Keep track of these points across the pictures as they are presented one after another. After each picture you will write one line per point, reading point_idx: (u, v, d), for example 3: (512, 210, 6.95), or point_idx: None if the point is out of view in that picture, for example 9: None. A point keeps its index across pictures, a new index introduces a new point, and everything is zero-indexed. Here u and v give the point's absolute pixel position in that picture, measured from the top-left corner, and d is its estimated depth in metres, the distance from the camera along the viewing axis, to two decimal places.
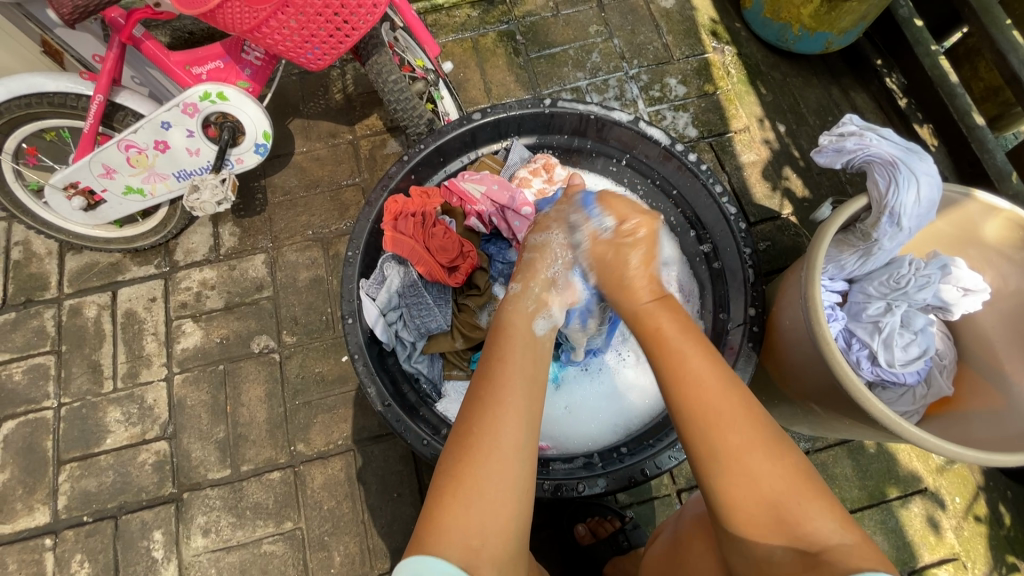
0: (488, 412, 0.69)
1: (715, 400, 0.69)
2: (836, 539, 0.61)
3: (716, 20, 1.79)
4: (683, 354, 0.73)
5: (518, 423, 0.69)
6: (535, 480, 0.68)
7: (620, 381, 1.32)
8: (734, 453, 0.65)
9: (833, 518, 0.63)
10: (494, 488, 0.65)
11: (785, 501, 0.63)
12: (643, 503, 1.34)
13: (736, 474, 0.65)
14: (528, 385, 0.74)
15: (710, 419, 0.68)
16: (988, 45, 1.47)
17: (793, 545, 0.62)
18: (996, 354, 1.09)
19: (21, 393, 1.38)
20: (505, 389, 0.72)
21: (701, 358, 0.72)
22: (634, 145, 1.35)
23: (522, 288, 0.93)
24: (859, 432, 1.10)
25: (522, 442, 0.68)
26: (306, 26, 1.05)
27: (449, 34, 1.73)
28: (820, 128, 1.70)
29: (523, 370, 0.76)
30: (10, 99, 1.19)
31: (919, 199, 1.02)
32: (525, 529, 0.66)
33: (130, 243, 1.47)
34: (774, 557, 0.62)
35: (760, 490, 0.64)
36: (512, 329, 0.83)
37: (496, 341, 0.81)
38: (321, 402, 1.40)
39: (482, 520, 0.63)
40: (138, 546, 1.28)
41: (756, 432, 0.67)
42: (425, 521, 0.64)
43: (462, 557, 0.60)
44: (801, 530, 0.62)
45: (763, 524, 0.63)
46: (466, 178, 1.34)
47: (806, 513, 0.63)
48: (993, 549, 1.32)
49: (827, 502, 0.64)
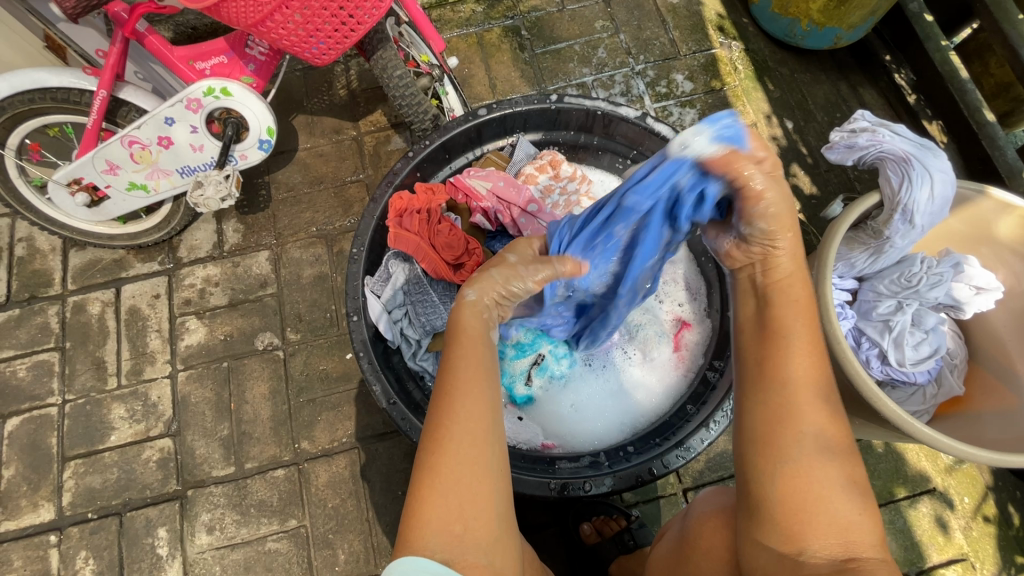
0: (455, 401, 0.66)
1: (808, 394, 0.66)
2: (875, 553, 0.60)
3: (723, 15, 1.77)
4: (791, 340, 0.69)
5: (483, 410, 0.66)
6: (508, 464, 0.68)
7: (628, 379, 1.30)
8: (809, 447, 0.64)
9: (875, 532, 0.62)
10: (470, 476, 0.63)
11: (837, 505, 0.62)
12: (649, 502, 1.33)
13: (799, 472, 0.63)
14: (490, 372, 0.71)
15: (795, 412, 0.66)
16: (1000, 39, 1.45)
17: (834, 551, 0.60)
18: (1008, 354, 1.08)
19: (26, 389, 1.38)
20: (468, 377, 0.68)
21: (804, 348, 0.69)
22: (641, 142, 1.32)
23: (479, 297, 0.82)
24: (868, 431, 1.09)
25: (491, 429, 0.66)
26: (311, 21, 1.03)
27: (454, 29, 1.72)
28: (828, 124, 1.68)
29: (484, 363, 0.71)
30: (14, 94, 1.18)
31: (933, 196, 1.00)
32: (507, 511, 0.66)
33: (134, 240, 1.46)
34: (804, 555, 0.61)
35: (820, 490, 0.62)
36: (464, 324, 0.77)
37: (451, 334, 0.76)
38: (326, 399, 1.39)
39: (462, 508, 0.62)
40: (143, 543, 1.28)
41: (830, 436, 0.65)
42: (409, 515, 0.63)
43: (446, 549, 0.60)
44: (847, 537, 0.61)
45: (813, 526, 0.61)
46: (472, 175, 1.33)
47: (855, 519, 0.62)
48: (1002, 550, 1.31)
49: (870, 512, 0.63)
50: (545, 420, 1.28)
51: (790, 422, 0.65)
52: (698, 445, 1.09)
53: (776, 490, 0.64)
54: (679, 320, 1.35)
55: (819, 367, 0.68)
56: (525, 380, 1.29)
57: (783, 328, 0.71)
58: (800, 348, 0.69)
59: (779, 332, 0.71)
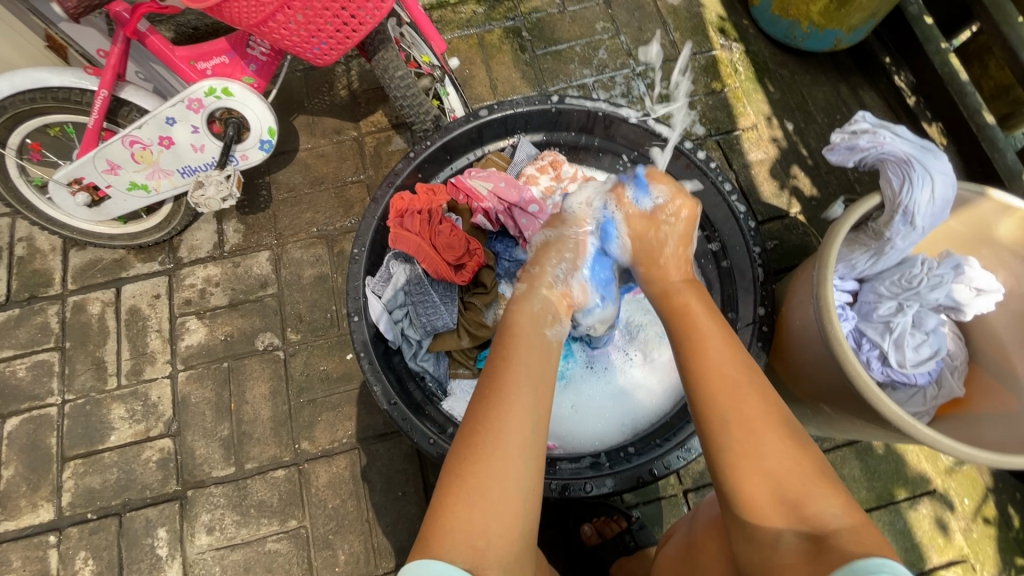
0: (495, 411, 0.68)
1: (728, 378, 0.72)
2: (841, 523, 0.59)
3: (723, 17, 1.78)
4: (706, 337, 0.77)
5: (522, 422, 0.68)
6: (540, 483, 0.67)
7: (627, 380, 1.31)
8: (744, 430, 0.67)
9: (840, 505, 0.61)
10: (500, 487, 0.63)
11: (791, 483, 0.63)
12: (650, 503, 1.33)
13: (744, 454, 0.65)
14: (535, 383, 0.73)
15: (727, 399, 0.69)
16: (1000, 41, 1.45)
17: (797, 528, 0.61)
18: (1008, 355, 1.08)
19: (26, 389, 1.37)
20: (511, 388, 0.71)
21: (724, 342, 0.76)
22: (642, 143, 1.33)
23: (529, 287, 0.93)
24: (869, 433, 1.09)
25: (528, 442, 0.67)
26: (313, 21, 1.04)
27: (455, 30, 1.72)
28: (829, 126, 1.68)
29: (530, 369, 0.75)
30: (15, 94, 1.18)
31: (933, 198, 1.01)
32: (531, 533, 0.65)
33: (134, 240, 1.46)
34: (780, 540, 0.61)
35: (765, 469, 0.64)
36: (518, 328, 0.82)
37: (504, 338, 0.81)
38: (326, 400, 1.39)
39: (486, 519, 0.62)
40: (143, 544, 1.28)
41: (768, 413, 0.68)
42: (433, 517, 0.63)
43: (468, 559, 0.59)
44: (806, 513, 0.61)
45: (769, 506, 0.63)
46: (473, 175, 1.33)
47: (813, 494, 0.62)
48: (1002, 551, 1.31)
49: (833, 487, 0.63)
50: None
51: (721, 409, 0.69)
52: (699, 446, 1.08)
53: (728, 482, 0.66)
54: None
55: (739, 356, 0.75)
56: None
57: (695, 329, 0.79)
58: (721, 343, 0.76)
59: (689, 336, 0.78)
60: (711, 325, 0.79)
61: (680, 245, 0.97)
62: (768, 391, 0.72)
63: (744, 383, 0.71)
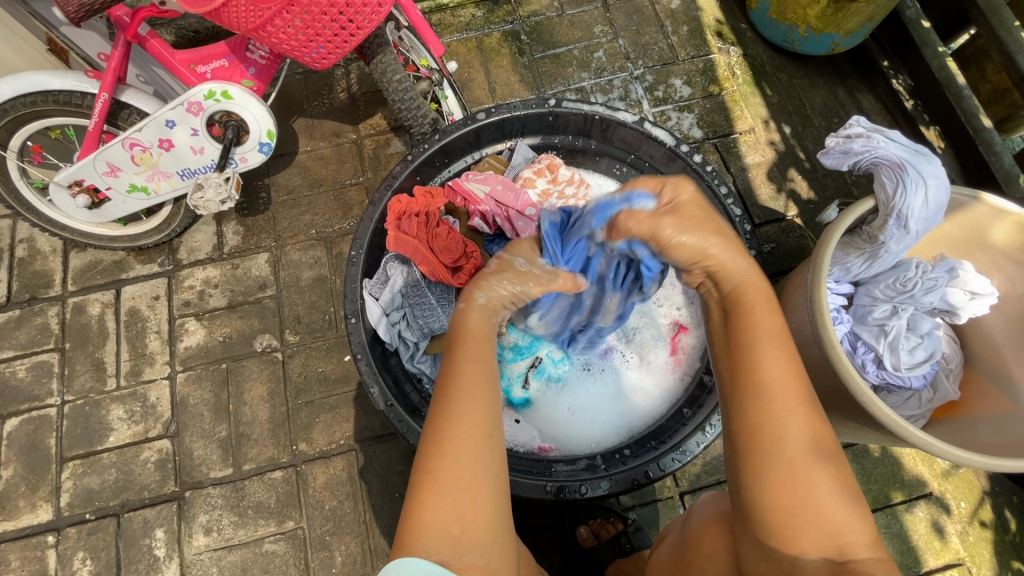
0: (453, 406, 0.66)
1: (788, 399, 0.66)
2: (869, 552, 0.62)
3: (721, 20, 1.78)
4: (768, 347, 0.69)
5: (481, 415, 0.66)
6: (506, 466, 0.67)
7: (623, 383, 1.31)
8: (794, 454, 0.64)
9: (867, 532, 0.63)
10: (468, 479, 0.63)
11: (827, 506, 0.62)
12: (646, 505, 1.33)
13: (789, 475, 0.63)
14: (488, 377, 0.70)
15: (781, 419, 0.65)
16: (996, 46, 1.45)
17: (825, 552, 0.61)
18: (1004, 359, 1.08)
19: (25, 389, 1.38)
20: (466, 381, 0.69)
21: (783, 352, 0.69)
22: (639, 146, 1.34)
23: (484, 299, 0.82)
24: (864, 436, 1.09)
25: (490, 434, 0.66)
26: (311, 25, 1.04)
27: (454, 33, 1.73)
28: (826, 129, 1.69)
29: (481, 364, 0.71)
30: (16, 98, 1.19)
31: (927, 202, 1.01)
32: (506, 517, 0.66)
33: (134, 241, 1.47)
34: (801, 560, 0.61)
35: (806, 490, 0.62)
36: (467, 328, 0.77)
37: (451, 339, 0.75)
38: (324, 401, 1.39)
39: (459, 512, 0.62)
40: (140, 544, 1.28)
41: (819, 438, 0.65)
42: (407, 516, 0.63)
43: (444, 551, 0.60)
44: (838, 539, 0.62)
45: (802, 528, 0.62)
46: (470, 178, 1.34)
47: (846, 520, 0.62)
48: (998, 554, 1.31)
49: (863, 511, 0.64)
50: (543, 424, 1.28)
51: (775, 432, 0.65)
52: (694, 448, 1.09)
53: (763, 499, 0.64)
54: (677, 323, 1.35)
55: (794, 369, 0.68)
56: (523, 382, 1.30)
57: (754, 331, 0.70)
58: (778, 351, 0.68)
59: (749, 342, 0.70)
60: (775, 325, 0.71)
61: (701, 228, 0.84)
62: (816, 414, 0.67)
63: (792, 399, 0.66)
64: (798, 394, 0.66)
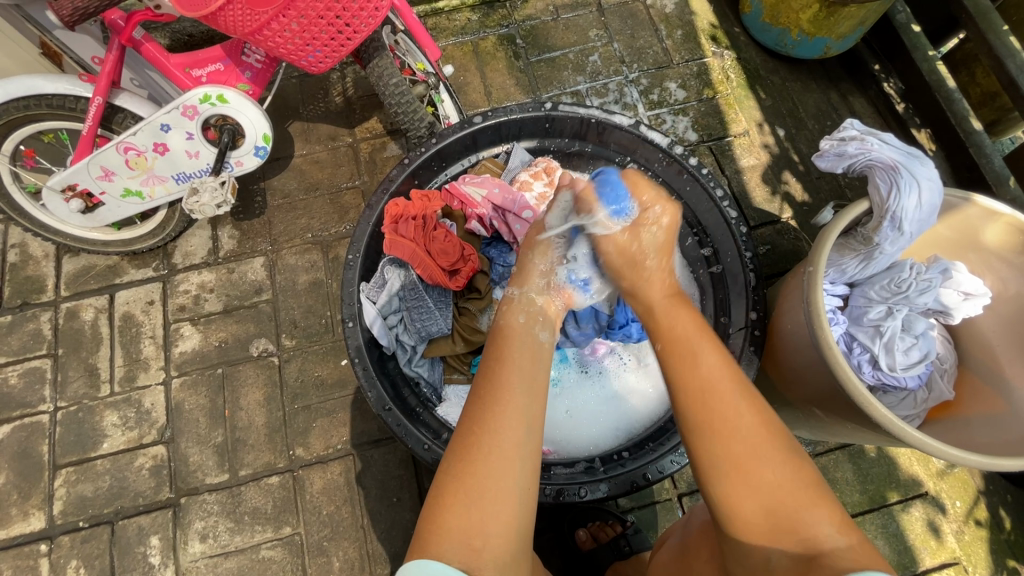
0: (493, 412, 0.68)
1: (718, 408, 0.67)
2: (835, 543, 0.61)
3: (715, 24, 1.80)
4: (690, 352, 0.72)
5: (518, 422, 0.68)
6: (536, 480, 0.67)
7: (621, 385, 1.31)
8: (737, 459, 0.65)
9: (832, 524, 0.62)
10: (494, 488, 0.64)
11: (787, 507, 0.63)
12: (645, 507, 1.33)
13: (738, 481, 0.64)
14: (530, 385, 0.72)
15: (719, 424, 0.67)
16: (985, 50, 1.46)
17: (794, 549, 0.61)
18: (997, 359, 1.09)
19: (17, 397, 1.36)
20: (507, 390, 0.70)
21: (708, 355, 0.72)
22: (634, 149, 1.34)
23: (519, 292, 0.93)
24: (862, 437, 1.10)
25: (523, 443, 0.66)
26: (308, 29, 1.04)
27: (449, 38, 1.73)
28: (819, 132, 1.70)
29: (523, 370, 0.74)
30: (8, 101, 1.18)
31: (920, 204, 1.02)
32: (527, 528, 0.65)
33: (128, 246, 1.46)
34: (770, 563, 0.62)
35: (759, 494, 0.64)
36: (511, 333, 0.81)
37: (497, 340, 0.80)
38: (321, 406, 1.39)
39: (482, 518, 0.62)
40: (135, 552, 1.27)
41: (759, 436, 0.66)
42: (428, 519, 0.64)
43: (463, 560, 0.60)
44: (800, 536, 0.62)
45: (763, 531, 0.63)
46: (468, 182, 1.34)
47: (803, 514, 0.63)
48: (993, 553, 1.32)
49: (825, 503, 0.64)
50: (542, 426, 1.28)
51: (716, 440, 0.66)
52: None
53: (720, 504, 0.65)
54: None
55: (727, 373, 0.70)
56: None
57: (679, 347, 0.74)
58: (703, 359, 0.71)
59: (677, 360, 0.73)
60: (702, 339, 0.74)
61: (661, 257, 0.90)
62: (758, 412, 0.68)
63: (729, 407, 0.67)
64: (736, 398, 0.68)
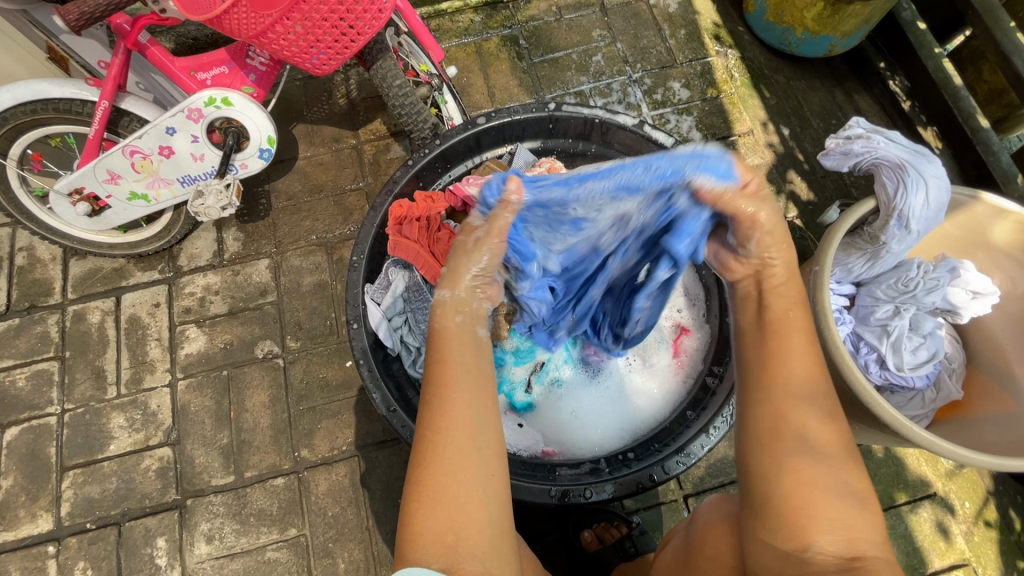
0: (439, 414, 0.66)
1: (801, 390, 0.70)
2: (878, 553, 0.60)
3: (718, 23, 1.79)
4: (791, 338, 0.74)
5: (466, 418, 0.66)
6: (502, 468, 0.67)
7: (627, 386, 1.31)
8: (802, 442, 0.65)
9: (877, 531, 0.61)
10: (458, 485, 0.63)
11: (832, 502, 0.61)
12: (650, 508, 1.33)
13: (803, 464, 0.64)
14: (474, 378, 0.71)
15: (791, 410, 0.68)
16: (992, 47, 1.45)
17: (839, 547, 0.59)
18: (1006, 358, 1.09)
19: (25, 398, 1.37)
20: (451, 387, 0.69)
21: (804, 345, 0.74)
22: (639, 149, 1.33)
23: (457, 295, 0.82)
24: (871, 437, 1.09)
25: (477, 436, 0.66)
26: (312, 31, 1.04)
27: (452, 39, 1.73)
28: (824, 130, 1.69)
29: (465, 365, 0.72)
30: (15, 106, 1.19)
31: (927, 202, 1.01)
32: (503, 518, 0.65)
33: (134, 248, 1.46)
34: (810, 550, 0.60)
35: (816, 483, 0.62)
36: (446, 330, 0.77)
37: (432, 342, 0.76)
38: (326, 407, 1.39)
39: (451, 516, 0.62)
40: (142, 553, 1.28)
41: (828, 430, 0.66)
42: (403, 526, 0.63)
43: (442, 559, 0.59)
44: (846, 533, 0.60)
45: (811, 514, 0.61)
46: (471, 182, 1.26)
47: (849, 513, 0.61)
48: (1004, 554, 1.31)
49: (866, 506, 0.62)
50: (545, 426, 1.28)
51: (789, 423, 0.67)
52: (698, 451, 1.09)
53: (777, 481, 0.64)
54: (678, 325, 1.36)
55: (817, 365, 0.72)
56: (525, 387, 1.31)
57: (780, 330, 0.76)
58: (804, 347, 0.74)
59: (775, 340, 0.75)
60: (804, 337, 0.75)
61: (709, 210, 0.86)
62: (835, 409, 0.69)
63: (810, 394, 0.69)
64: (824, 396, 0.70)
